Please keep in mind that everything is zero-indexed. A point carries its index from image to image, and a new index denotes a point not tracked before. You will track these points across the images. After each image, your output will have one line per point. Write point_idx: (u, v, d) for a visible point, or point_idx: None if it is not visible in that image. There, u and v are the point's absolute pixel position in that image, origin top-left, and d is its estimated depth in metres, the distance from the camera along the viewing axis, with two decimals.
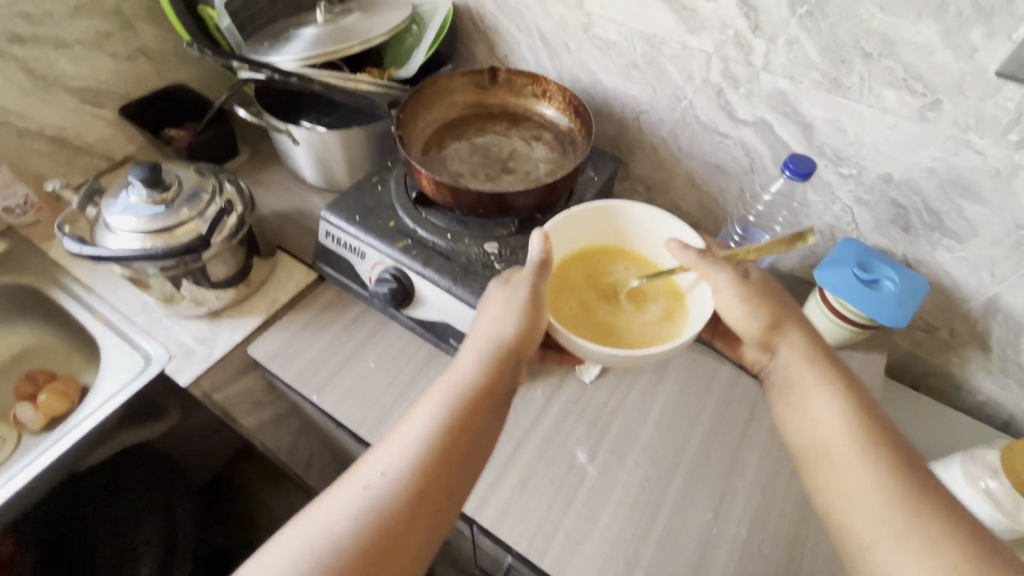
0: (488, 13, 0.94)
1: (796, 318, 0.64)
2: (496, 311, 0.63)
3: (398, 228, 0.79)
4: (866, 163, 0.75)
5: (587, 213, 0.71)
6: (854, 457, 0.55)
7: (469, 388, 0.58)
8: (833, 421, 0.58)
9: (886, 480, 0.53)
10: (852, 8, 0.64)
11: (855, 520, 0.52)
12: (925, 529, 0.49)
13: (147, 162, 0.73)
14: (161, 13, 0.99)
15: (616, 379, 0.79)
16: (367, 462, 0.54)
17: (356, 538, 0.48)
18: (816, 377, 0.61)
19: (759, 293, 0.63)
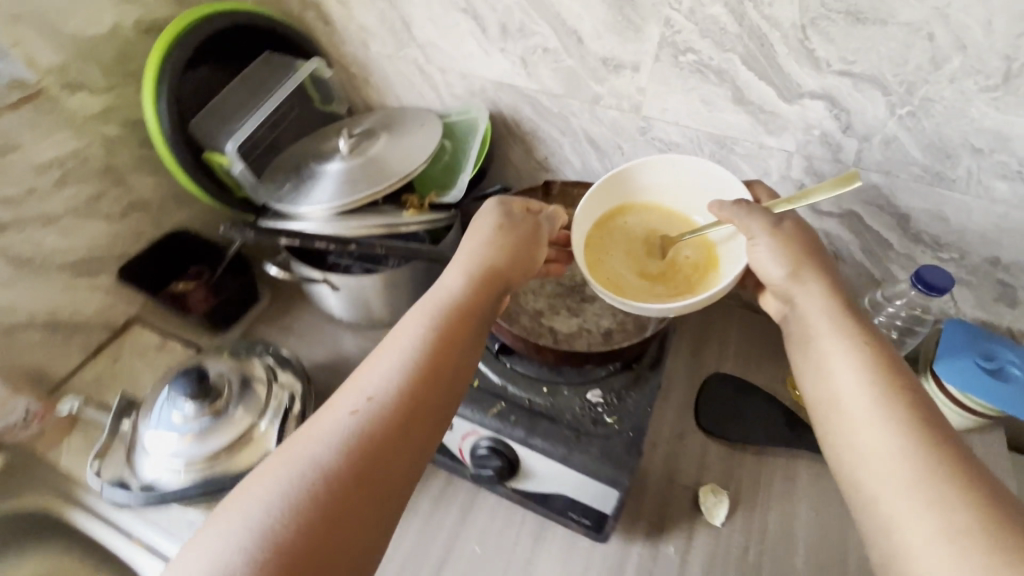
0: (526, 119, 0.86)
1: (818, 268, 0.61)
2: (479, 256, 0.63)
3: (484, 387, 0.70)
4: (969, 247, 0.71)
5: (637, 172, 0.75)
6: (866, 401, 0.50)
7: (456, 310, 0.59)
8: (846, 369, 0.53)
9: (899, 423, 0.47)
10: (963, 108, 0.60)
11: (865, 473, 0.47)
12: (937, 473, 0.44)
13: (194, 370, 0.63)
14: (156, 159, 0.88)
15: (745, 515, 0.73)
16: (355, 386, 0.53)
17: (335, 462, 0.48)
18: (833, 322, 0.56)
19: (791, 240, 0.63)
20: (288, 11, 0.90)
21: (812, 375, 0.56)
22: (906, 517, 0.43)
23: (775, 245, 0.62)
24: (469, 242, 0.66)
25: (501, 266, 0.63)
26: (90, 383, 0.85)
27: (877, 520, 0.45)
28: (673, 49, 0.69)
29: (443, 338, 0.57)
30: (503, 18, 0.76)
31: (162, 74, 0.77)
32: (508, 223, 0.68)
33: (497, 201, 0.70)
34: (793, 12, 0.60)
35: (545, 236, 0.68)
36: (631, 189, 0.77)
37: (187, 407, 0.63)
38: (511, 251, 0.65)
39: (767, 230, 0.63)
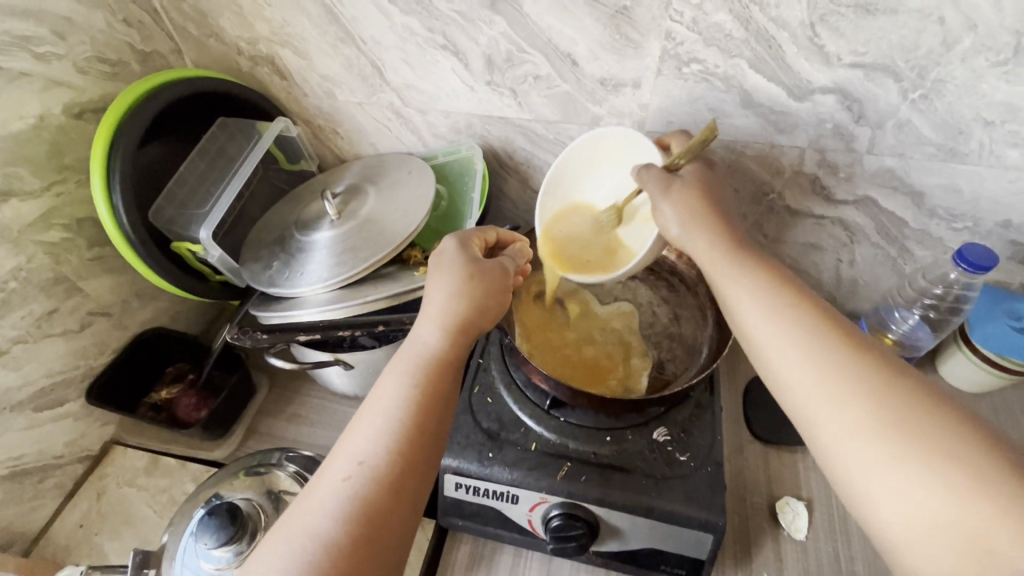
0: (518, 149, 0.81)
1: (710, 222, 0.57)
2: (450, 302, 0.57)
3: (543, 449, 0.64)
4: (983, 215, 0.70)
5: (589, 142, 0.69)
6: (768, 326, 0.48)
7: (436, 362, 0.54)
8: (746, 303, 0.51)
9: (801, 336, 0.46)
10: (974, 84, 0.60)
11: (783, 389, 0.46)
12: (844, 372, 0.43)
13: (223, 509, 0.55)
14: (112, 257, 0.77)
15: (827, 522, 0.69)
16: (343, 449, 0.50)
17: (334, 542, 0.45)
18: (728, 257, 0.54)
19: (688, 193, 0.59)
20: (237, 70, 0.81)
21: (725, 311, 0.54)
22: (825, 421, 0.42)
23: (674, 208, 0.58)
24: (436, 281, 0.59)
25: (475, 307, 0.57)
26: (75, 529, 0.72)
27: (804, 431, 0.45)
28: (676, 61, 0.66)
29: (430, 394, 0.52)
30: (487, 49, 0.71)
31: (110, 169, 0.67)
32: (474, 266, 0.59)
33: (453, 239, 0.62)
34: (800, 10, 0.59)
35: (513, 276, 0.61)
36: (589, 155, 0.71)
37: (225, 554, 0.55)
38: (483, 291, 0.58)
39: (664, 196, 0.59)
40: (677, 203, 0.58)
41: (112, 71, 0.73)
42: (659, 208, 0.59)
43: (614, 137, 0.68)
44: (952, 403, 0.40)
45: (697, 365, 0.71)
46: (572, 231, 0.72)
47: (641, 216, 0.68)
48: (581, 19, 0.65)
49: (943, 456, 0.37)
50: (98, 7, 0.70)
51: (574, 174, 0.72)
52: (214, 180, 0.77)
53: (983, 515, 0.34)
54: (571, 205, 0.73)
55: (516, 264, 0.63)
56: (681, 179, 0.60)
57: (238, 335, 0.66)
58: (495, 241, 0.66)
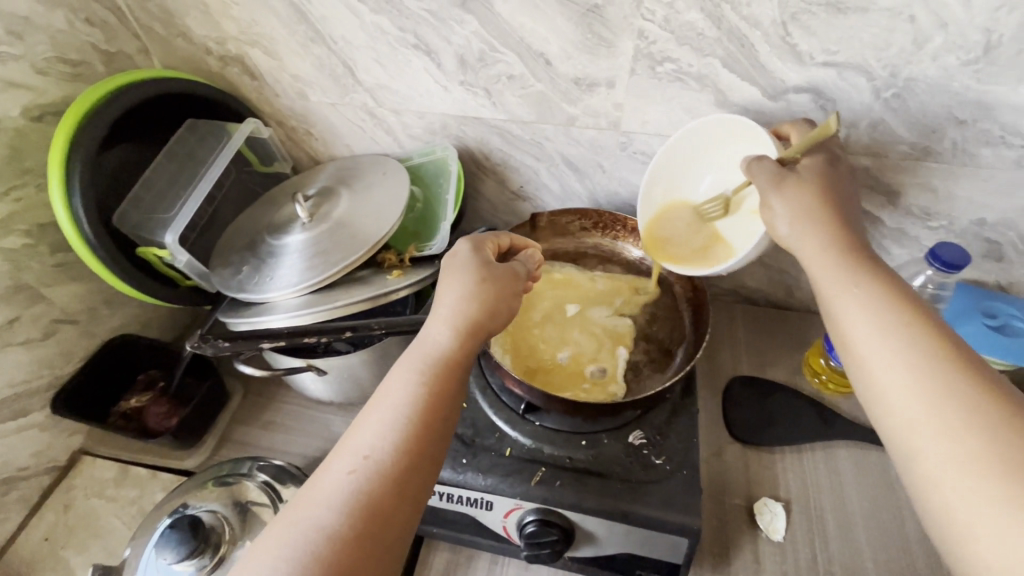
0: (494, 151, 0.80)
1: (816, 221, 0.52)
2: (471, 306, 0.54)
3: (518, 455, 0.63)
4: (957, 213, 0.70)
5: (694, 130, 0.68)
6: (877, 337, 0.43)
7: (449, 362, 0.53)
8: (852, 310, 0.46)
9: (918, 355, 0.41)
10: (946, 83, 0.60)
11: (884, 409, 0.42)
12: (961, 405, 0.38)
13: (180, 524, 0.54)
14: (77, 263, 0.75)
15: (804, 522, 0.69)
16: (349, 442, 0.48)
17: (337, 534, 0.43)
18: (838, 262, 0.49)
19: (802, 192, 0.54)
20: (207, 71, 0.80)
21: (825, 317, 0.49)
22: (932, 453, 0.38)
23: (786, 206, 0.54)
24: (448, 281, 0.57)
25: (489, 311, 0.55)
26: (40, 543, 0.71)
27: (900, 455, 0.40)
28: (650, 60, 0.65)
29: (438, 395, 0.50)
30: (460, 49, 0.69)
31: (71, 172, 0.65)
32: (486, 270, 0.57)
33: (468, 241, 0.60)
34: (772, 9, 0.58)
35: (523, 280, 0.59)
36: (693, 143, 0.69)
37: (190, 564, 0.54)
38: (493, 295, 0.56)
39: (774, 190, 0.55)
40: (789, 199, 0.54)
41: (75, 72, 0.71)
42: (769, 204, 0.55)
43: (723, 124, 0.66)
44: None
45: (673, 366, 0.71)
46: (678, 223, 0.72)
47: (749, 208, 0.66)
48: (553, 18, 0.64)
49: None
50: (58, 6, 0.68)
51: (678, 165, 0.71)
52: (183, 182, 0.75)
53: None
54: (678, 192, 0.73)
55: (527, 269, 0.62)
56: (795, 174, 0.56)
57: (198, 342, 0.62)
58: (508, 246, 0.65)
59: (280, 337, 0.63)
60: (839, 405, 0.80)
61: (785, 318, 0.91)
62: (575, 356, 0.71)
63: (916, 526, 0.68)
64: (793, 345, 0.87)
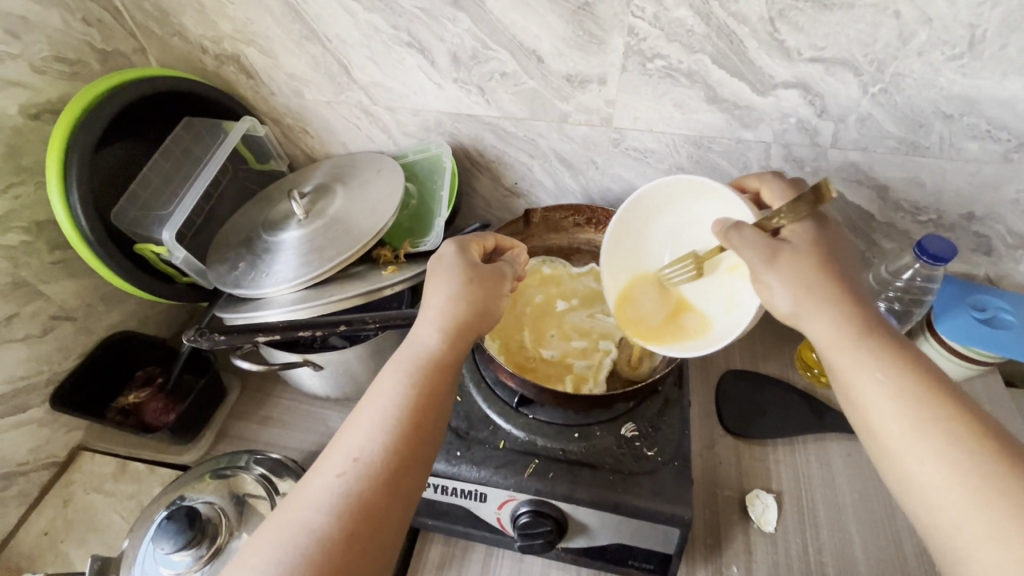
0: (488, 147, 0.81)
1: (828, 293, 0.50)
2: (459, 312, 0.55)
3: (512, 447, 0.64)
4: (945, 207, 0.71)
5: (658, 188, 0.67)
6: (910, 433, 0.44)
7: (438, 364, 0.54)
8: (880, 401, 0.46)
9: (953, 452, 0.42)
10: (932, 78, 0.60)
11: (922, 502, 0.43)
12: (1002, 505, 0.39)
13: (174, 516, 0.54)
14: (75, 260, 0.76)
15: (795, 514, 0.70)
16: (340, 444, 0.50)
17: (328, 535, 0.44)
18: (860, 345, 0.48)
19: (796, 260, 0.51)
20: (203, 69, 0.80)
21: (844, 398, 0.50)
22: (977, 553, 0.39)
23: (784, 287, 0.51)
24: (433, 286, 0.57)
25: (475, 314, 0.56)
26: (40, 537, 0.71)
27: (940, 547, 0.42)
28: (640, 57, 0.66)
29: (426, 395, 0.52)
30: (453, 46, 0.70)
31: (68, 168, 0.66)
32: (473, 270, 0.57)
33: (453, 243, 0.60)
34: (759, 6, 0.59)
35: (510, 277, 0.59)
36: (656, 203, 0.69)
37: (187, 554, 0.55)
38: (481, 294, 0.57)
39: (766, 264, 0.52)
40: (785, 275, 0.51)
41: (71, 71, 0.72)
42: (761, 280, 0.52)
43: (681, 184, 0.66)
44: None
45: (665, 357, 0.71)
46: (647, 292, 0.69)
47: (723, 269, 0.66)
48: (544, 16, 0.65)
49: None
50: (54, 5, 0.68)
51: (640, 227, 0.70)
52: (180, 180, 0.76)
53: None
54: (641, 261, 0.71)
55: (514, 269, 0.62)
56: (788, 245, 0.52)
57: (195, 336, 0.65)
58: (495, 246, 0.65)
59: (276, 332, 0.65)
60: (830, 398, 0.81)
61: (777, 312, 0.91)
62: (561, 352, 0.72)
63: (905, 516, 0.69)
64: (785, 339, 0.87)
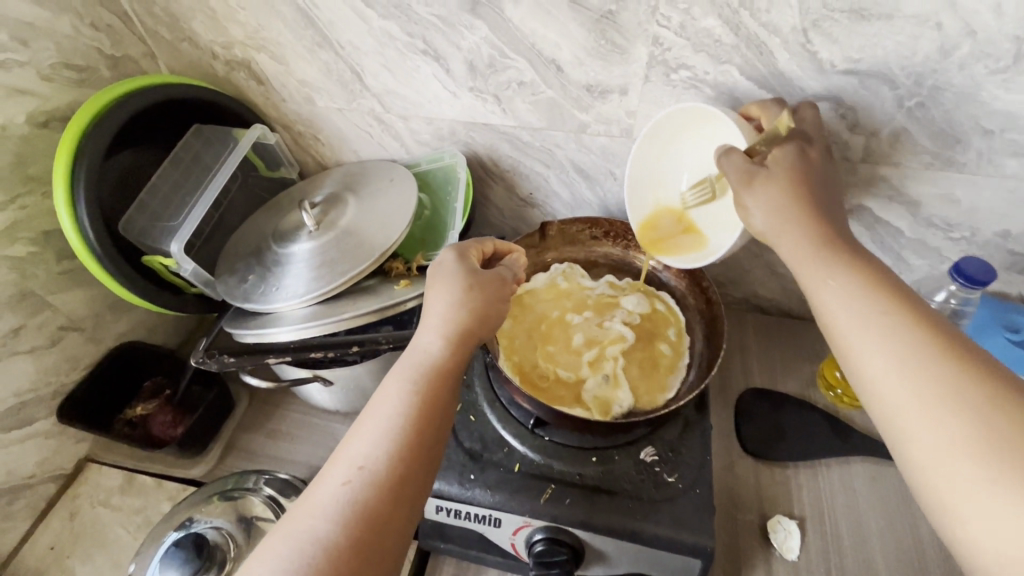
0: (503, 157, 0.78)
1: (796, 216, 0.51)
2: (462, 316, 0.54)
3: (527, 470, 0.62)
4: (980, 224, 0.68)
5: (670, 118, 0.65)
6: (859, 326, 0.44)
7: (440, 371, 0.51)
8: (835, 304, 0.46)
9: (898, 341, 0.41)
10: (972, 92, 0.57)
11: (875, 397, 0.42)
12: (949, 386, 0.38)
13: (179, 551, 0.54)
14: (82, 269, 0.74)
15: (819, 541, 0.68)
16: (342, 452, 0.47)
17: (334, 546, 0.41)
18: (818, 255, 0.49)
19: (772, 186, 0.53)
20: (213, 76, 0.79)
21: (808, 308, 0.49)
22: (922, 436, 0.38)
23: (761, 207, 0.53)
24: (434, 293, 0.56)
25: (477, 319, 0.54)
26: (46, 551, 0.70)
27: (890, 438, 0.41)
28: (664, 67, 0.63)
29: (431, 401, 0.49)
30: (469, 55, 0.68)
31: (76, 176, 0.64)
32: (473, 277, 0.56)
33: (451, 249, 0.59)
34: (792, 16, 0.56)
35: (510, 289, 0.58)
36: (670, 132, 0.67)
37: None
38: (483, 303, 0.55)
39: (745, 186, 0.54)
40: (760, 197, 0.53)
41: (80, 78, 0.70)
42: (743, 202, 0.54)
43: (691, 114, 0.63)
44: None
45: (683, 381, 0.69)
46: (662, 216, 0.71)
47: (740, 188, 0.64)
48: (565, 24, 0.62)
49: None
50: (63, 10, 0.67)
51: (659, 156, 0.69)
52: (189, 189, 0.75)
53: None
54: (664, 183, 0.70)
55: (514, 274, 0.61)
56: (766, 169, 0.54)
57: (202, 359, 0.63)
58: (492, 253, 0.63)
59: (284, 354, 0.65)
60: (853, 418, 0.78)
61: (799, 327, 0.89)
62: (579, 370, 0.69)
63: (935, 546, 0.67)
64: (807, 357, 0.85)
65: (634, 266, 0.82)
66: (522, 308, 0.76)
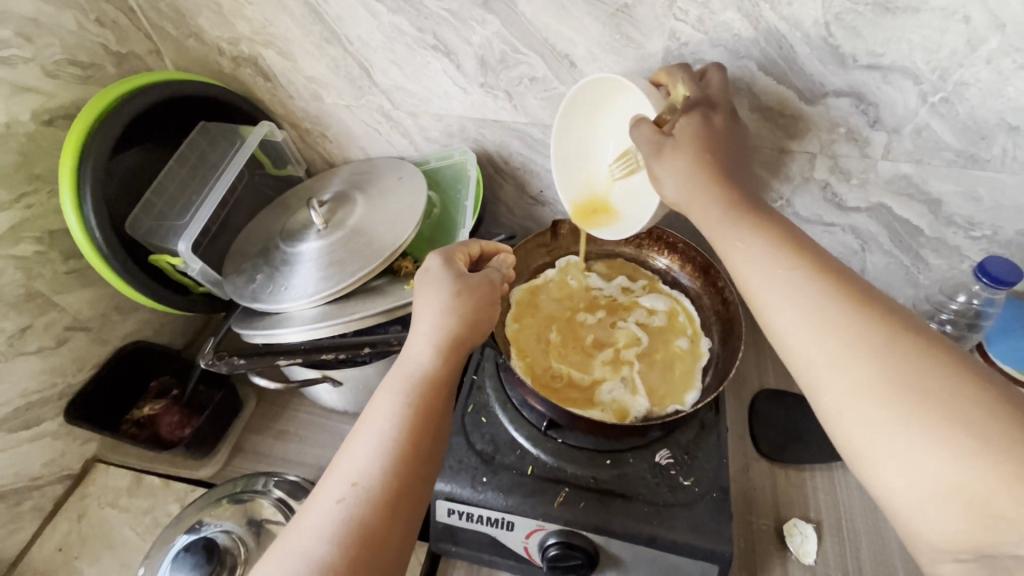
0: (514, 154, 0.77)
1: (711, 181, 0.50)
2: (452, 324, 0.52)
3: (540, 473, 0.61)
4: (1003, 223, 0.66)
5: (591, 86, 0.62)
6: (767, 284, 0.43)
7: (432, 381, 0.50)
8: (748, 265, 0.45)
9: (802, 294, 0.42)
10: (999, 87, 0.56)
11: (788, 352, 0.42)
12: (853, 337, 0.39)
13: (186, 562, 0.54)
14: (87, 269, 0.73)
15: (836, 545, 0.66)
16: (337, 469, 0.46)
17: (330, 565, 0.41)
18: (728, 217, 0.48)
19: (683, 154, 0.51)
20: (220, 72, 0.78)
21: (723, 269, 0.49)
22: (832, 388, 0.38)
23: (673, 182, 0.51)
24: (422, 299, 0.54)
25: (469, 325, 0.53)
26: (55, 553, 0.70)
27: (806, 392, 0.41)
28: (680, 62, 0.62)
29: (423, 412, 0.48)
30: (480, 50, 0.67)
31: (81, 175, 0.64)
32: (461, 282, 0.55)
33: (437, 255, 0.58)
34: (814, 9, 0.55)
35: (500, 292, 0.56)
36: (592, 102, 0.64)
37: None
38: (474, 308, 0.54)
39: (656, 158, 0.52)
40: (672, 166, 0.51)
41: (85, 74, 0.69)
42: (655, 174, 0.52)
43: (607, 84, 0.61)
44: (982, 372, 0.36)
45: (701, 384, 0.67)
46: (584, 186, 0.68)
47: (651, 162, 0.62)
48: (579, 18, 0.61)
49: (950, 421, 0.34)
50: (69, 6, 0.66)
51: (584, 124, 0.66)
52: (196, 188, 0.74)
53: (989, 482, 0.31)
54: (583, 153, 0.68)
55: (502, 276, 0.59)
56: (675, 139, 0.52)
57: (213, 361, 0.62)
58: (479, 255, 0.62)
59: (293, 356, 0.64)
60: None
61: None
62: (591, 372, 0.68)
63: None
64: None
65: (647, 266, 0.81)
66: (531, 308, 0.75)
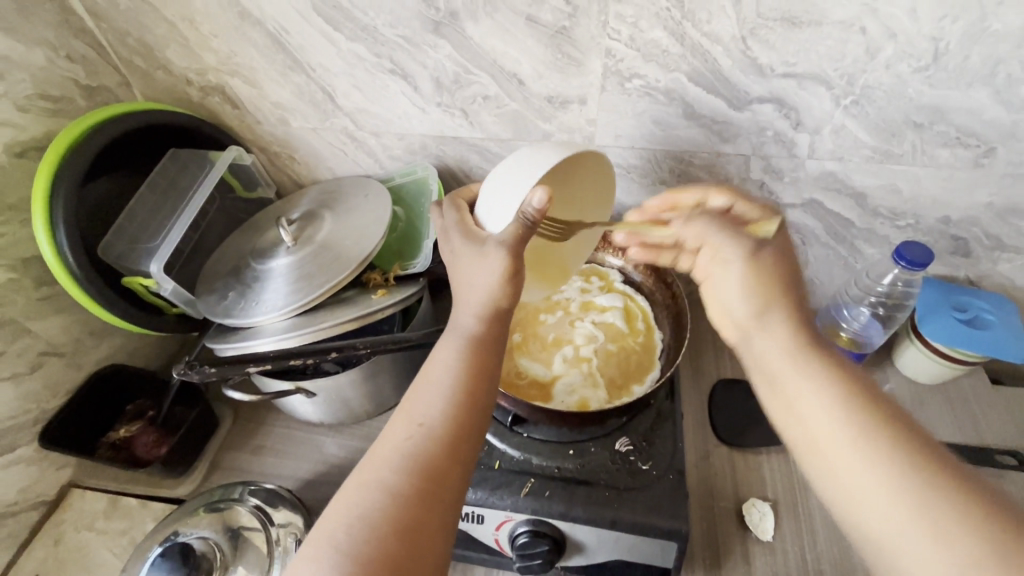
0: (474, 168, 0.81)
1: (781, 306, 0.50)
2: (495, 287, 0.49)
3: (508, 466, 0.64)
4: (922, 212, 0.72)
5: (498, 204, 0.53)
6: (846, 451, 0.43)
7: (485, 339, 0.51)
8: (818, 409, 0.45)
9: (885, 458, 0.41)
10: (899, 89, 0.62)
11: (869, 520, 0.41)
12: (941, 512, 0.38)
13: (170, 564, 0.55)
14: (61, 295, 0.75)
15: (792, 522, 0.70)
16: (404, 410, 0.49)
17: (400, 491, 0.44)
18: (793, 357, 0.48)
19: (762, 270, 0.51)
20: (188, 101, 0.81)
21: (781, 412, 0.49)
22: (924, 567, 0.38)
23: (753, 294, 0.51)
24: (474, 265, 0.51)
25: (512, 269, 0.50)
26: None
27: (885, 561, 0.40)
28: (619, 77, 0.67)
29: (480, 364, 0.50)
30: (435, 72, 0.71)
31: (53, 201, 0.66)
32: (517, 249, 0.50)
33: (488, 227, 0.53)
34: (731, 25, 0.61)
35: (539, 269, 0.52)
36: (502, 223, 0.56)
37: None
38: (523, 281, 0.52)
39: (740, 267, 0.51)
40: (746, 281, 0.51)
41: (55, 108, 0.72)
42: (722, 291, 0.53)
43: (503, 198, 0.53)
44: None
45: (655, 372, 0.71)
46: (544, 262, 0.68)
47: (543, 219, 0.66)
48: (524, 40, 0.66)
49: None
50: (39, 44, 0.69)
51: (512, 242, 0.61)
52: (167, 212, 0.76)
53: None
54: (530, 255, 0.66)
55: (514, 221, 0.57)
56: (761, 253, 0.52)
57: (185, 369, 0.62)
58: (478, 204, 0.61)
59: (263, 363, 0.64)
60: None
61: None
62: (553, 368, 0.72)
63: None
64: None
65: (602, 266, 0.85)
66: None
